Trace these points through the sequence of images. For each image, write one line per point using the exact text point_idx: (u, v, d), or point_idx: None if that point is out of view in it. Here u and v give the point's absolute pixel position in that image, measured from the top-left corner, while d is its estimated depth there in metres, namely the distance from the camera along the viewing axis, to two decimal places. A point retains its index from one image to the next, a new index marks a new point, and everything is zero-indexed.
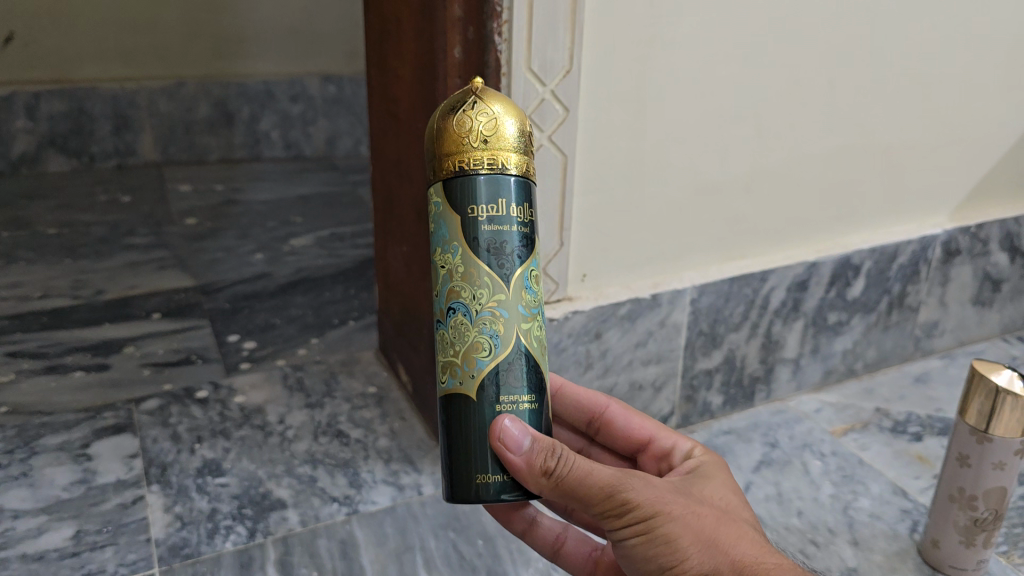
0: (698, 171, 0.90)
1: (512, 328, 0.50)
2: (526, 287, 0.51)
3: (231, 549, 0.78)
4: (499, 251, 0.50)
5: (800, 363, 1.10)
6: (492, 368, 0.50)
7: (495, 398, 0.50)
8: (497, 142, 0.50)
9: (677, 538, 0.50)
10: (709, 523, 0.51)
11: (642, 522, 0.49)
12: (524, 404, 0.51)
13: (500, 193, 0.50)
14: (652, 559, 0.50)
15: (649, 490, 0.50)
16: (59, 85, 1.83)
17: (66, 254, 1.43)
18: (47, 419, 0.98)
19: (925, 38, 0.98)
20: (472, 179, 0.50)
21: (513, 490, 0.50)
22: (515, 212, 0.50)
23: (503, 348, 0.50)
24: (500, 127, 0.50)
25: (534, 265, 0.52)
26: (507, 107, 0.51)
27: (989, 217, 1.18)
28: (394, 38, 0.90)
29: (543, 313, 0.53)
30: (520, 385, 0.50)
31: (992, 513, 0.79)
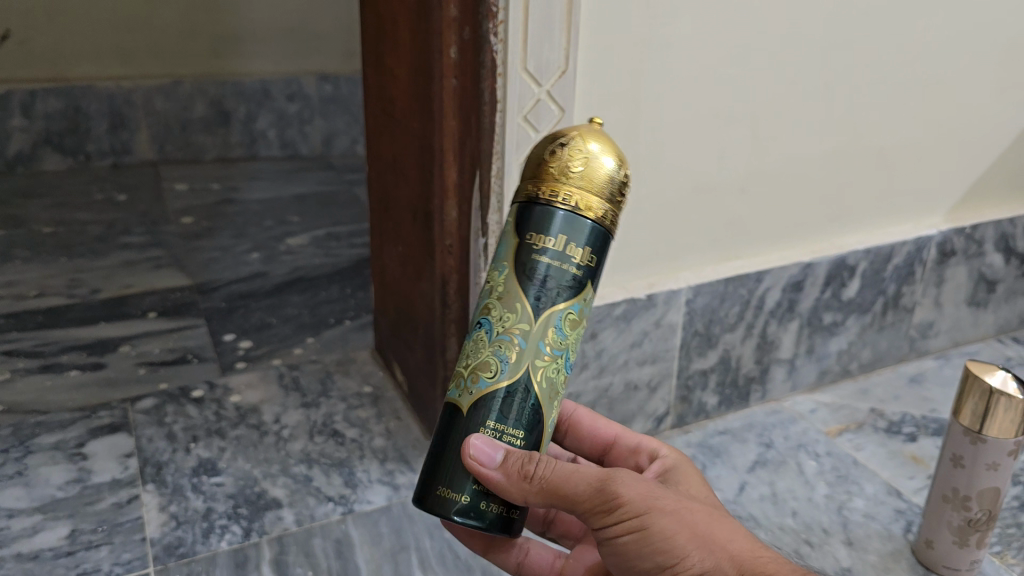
0: (693, 172, 0.90)
1: (526, 360, 0.50)
2: (556, 327, 0.50)
3: (226, 548, 0.78)
4: (544, 286, 0.49)
5: (796, 363, 1.10)
6: (489, 390, 0.50)
7: (479, 421, 0.50)
8: (586, 181, 0.49)
9: (673, 534, 0.50)
10: (700, 518, 0.51)
11: (633, 519, 0.50)
12: (510, 437, 0.50)
13: (574, 232, 0.49)
14: (649, 557, 0.50)
15: (637, 487, 0.51)
16: (56, 83, 1.82)
17: (61, 252, 1.43)
18: (42, 418, 0.98)
19: (921, 39, 0.98)
20: (552, 210, 0.49)
21: (474, 517, 0.50)
22: (578, 254, 0.49)
23: (507, 375, 0.50)
24: (593, 167, 0.49)
25: (578, 310, 0.50)
26: (612, 150, 0.50)
27: (984, 218, 1.18)
28: (390, 39, 0.90)
29: (570, 358, 0.51)
30: (511, 418, 0.50)
31: (985, 514, 0.79)
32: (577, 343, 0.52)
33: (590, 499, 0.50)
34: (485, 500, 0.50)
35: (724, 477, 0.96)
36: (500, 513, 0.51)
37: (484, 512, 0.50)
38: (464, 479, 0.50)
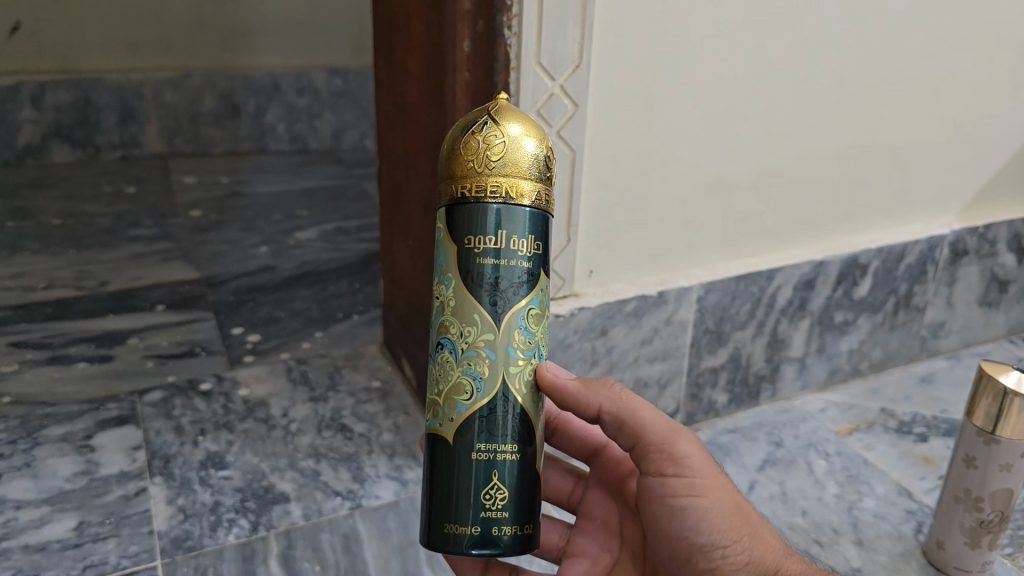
0: (706, 169, 0.89)
1: (498, 371, 0.51)
2: (520, 328, 0.51)
3: (233, 542, 0.78)
4: (495, 288, 0.50)
5: (806, 362, 1.10)
6: (470, 413, 0.51)
7: (471, 444, 0.50)
8: (515, 167, 0.50)
9: (730, 514, 0.56)
10: (744, 509, 0.57)
11: (700, 486, 0.55)
12: (503, 454, 0.51)
13: (511, 224, 0.49)
14: (703, 530, 0.55)
15: (706, 456, 0.57)
16: (65, 75, 1.82)
17: (70, 244, 1.43)
18: (50, 410, 0.98)
19: (936, 37, 0.97)
20: (483, 206, 0.49)
21: (487, 545, 0.50)
22: (518, 245, 0.50)
23: (485, 393, 0.51)
24: (510, 151, 0.50)
25: (534, 302, 0.51)
26: (526, 125, 0.51)
27: (997, 217, 1.17)
28: (402, 33, 0.90)
29: (541, 352, 0.53)
30: (499, 434, 0.51)
31: (998, 515, 0.79)
32: (544, 335, 0.53)
33: (663, 446, 0.56)
34: (496, 525, 0.50)
35: (734, 475, 0.95)
36: (516, 532, 0.51)
37: (499, 536, 0.50)
38: (470, 508, 0.50)
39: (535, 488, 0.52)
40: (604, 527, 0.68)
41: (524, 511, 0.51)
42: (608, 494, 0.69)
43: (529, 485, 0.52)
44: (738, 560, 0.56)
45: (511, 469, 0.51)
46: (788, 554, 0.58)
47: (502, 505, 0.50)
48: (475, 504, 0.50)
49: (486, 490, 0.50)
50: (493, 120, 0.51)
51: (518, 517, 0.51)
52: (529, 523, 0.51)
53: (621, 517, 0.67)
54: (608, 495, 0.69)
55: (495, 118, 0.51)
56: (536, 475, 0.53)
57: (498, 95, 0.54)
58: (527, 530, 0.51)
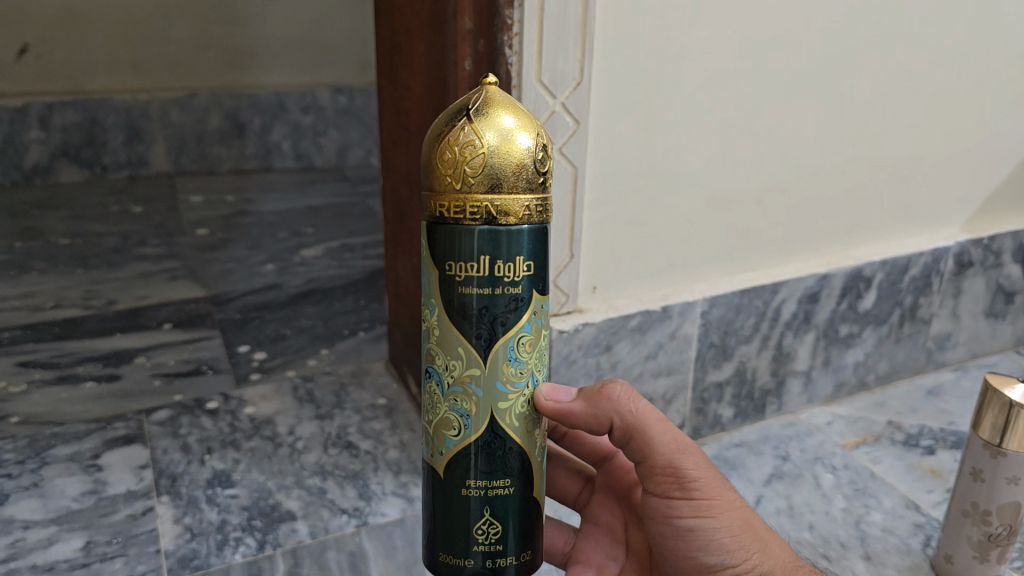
0: (708, 185, 0.90)
1: (486, 406, 0.51)
2: (508, 361, 0.51)
3: (239, 560, 0.78)
4: (481, 320, 0.50)
5: (812, 375, 1.10)
6: (459, 449, 0.52)
7: (461, 481, 0.52)
8: (494, 180, 0.48)
9: (739, 533, 0.56)
10: (754, 525, 0.57)
11: (709, 509, 0.56)
12: (493, 490, 0.52)
13: (499, 246, 0.48)
14: (712, 549, 0.56)
15: (714, 476, 0.56)
16: (72, 95, 1.84)
17: (78, 264, 1.44)
18: (59, 429, 0.98)
19: (935, 50, 0.97)
20: (466, 228, 0.48)
21: None
22: (501, 269, 0.49)
23: (473, 429, 0.51)
24: (487, 163, 0.48)
25: (526, 329, 0.51)
26: (513, 130, 0.49)
27: (1001, 229, 1.17)
28: (405, 51, 0.91)
29: (535, 380, 0.52)
30: (489, 472, 0.52)
31: (1006, 529, 0.78)
32: (539, 359, 0.52)
33: (671, 468, 0.55)
34: (491, 557, 0.52)
35: (741, 489, 0.95)
36: (511, 562, 0.53)
37: (493, 567, 0.52)
38: (464, 542, 0.52)
39: (531, 517, 0.53)
40: (610, 534, 0.68)
41: (518, 543, 0.53)
42: (613, 500, 0.68)
43: (525, 516, 0.53)
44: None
45: (504, 504, 0.52)
46: (798, 563, 0.58)
47: (496, 539, 0.52)
48: (470, 539, 0.52)
49: (479, 525, 0.52)
50: (473, 124, 0.49)
51: (514, 547, 0.52)
52: (525, 553, 0.53)
53: (627, 525, 0.67)
54: (614, 502, 0.68)
55: (474, 121, 0.49)
56: (533, 503, 0.54)
57: (487, 83, 0.51)
58: (522, 558, 0.53)
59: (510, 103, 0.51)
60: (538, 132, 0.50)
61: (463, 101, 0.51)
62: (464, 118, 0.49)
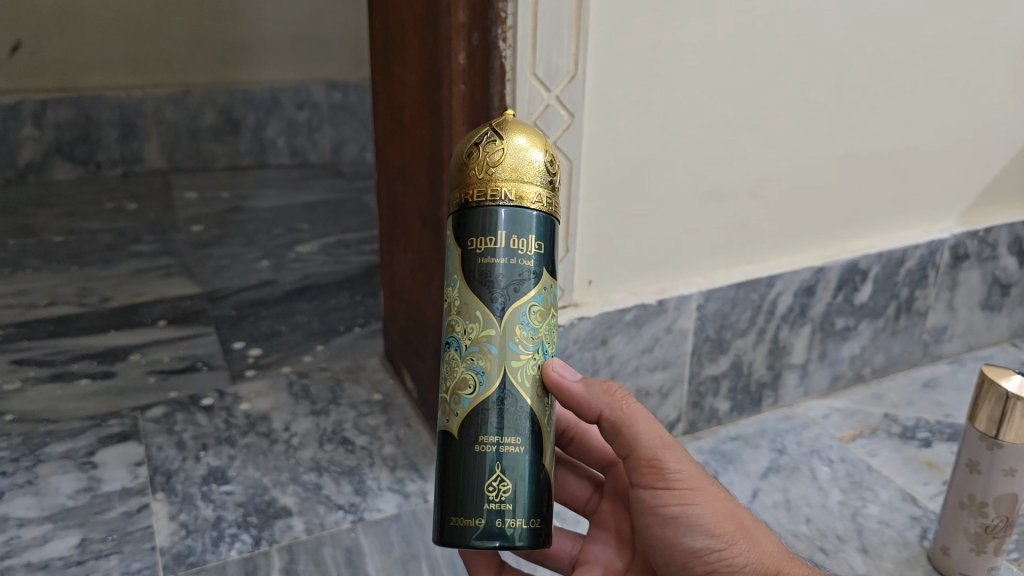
0: (704, 179, 0.89)
1: (499, 365, 0.51)
2: (522, 323, 0.51)
3: (235, 557, 0.78)
4: (496, 284, 0.50)
5: (808, 368, 1.10)
6: (474, 406, 0.51)
7: (475, 438, 0.51)
8: (506, 171, 0.50)
9: (724, 520, 0.56)
10: (741, 518, 0.57)
11: (692, 497, 0.55)
12: (507, 447, 0.51)
13: (517, 224, 0.50)
14: (698, 536, 0.55)
15: (697, 468, 0.56)
16: (65, 93, 1.83)
17: (72, 261, 1.44)
18: (53, 427, 0.98)
19: (931, 42, 0.97)
20: (481, 209, 0.50)
21: (492, 539, 0.50)
22: (514, 244, 0.50)
23: (488, 386, 0.51)
24: (500, 153, 0.50)
25: (538, 299, 0.51)
26: (527, 133, 0.52)
27: (996, 221, 1.17)
28: (399, 45, 0.90)
29: (546, 349, 0.52)
30: (503, 428, 0.51)
31: (1003, 520, 0.78)
32: (549, 331, 0.53)
33: (655, 459, 0.55)
34: (501, 518, 0.50)
35: (737, 483, 0.95)
36: (522, 526, 0.50)
37: (504, 529, 0.50)
38: (475, 500, 0.50)
39: (543, 483, 0.52)
40: (617, 536, 0.67)
41: (530, 506, 0.51)
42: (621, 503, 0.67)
43: (537, 479, 0.51)
44: (733, 563, 0.55)
45: (515, 462, 0.51)
46: (789, 557, 0.57)
47: (507, 497, 0.50)
48: (481, 497, 0.50)
49: (489, 483, 0.50)
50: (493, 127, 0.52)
51: (525, 511, 0.50)
52: (536, 518, 0.51)
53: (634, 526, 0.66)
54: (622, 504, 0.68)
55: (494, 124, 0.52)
56: (545, 471, 0.52)
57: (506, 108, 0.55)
58: (533, 525, 0.51)
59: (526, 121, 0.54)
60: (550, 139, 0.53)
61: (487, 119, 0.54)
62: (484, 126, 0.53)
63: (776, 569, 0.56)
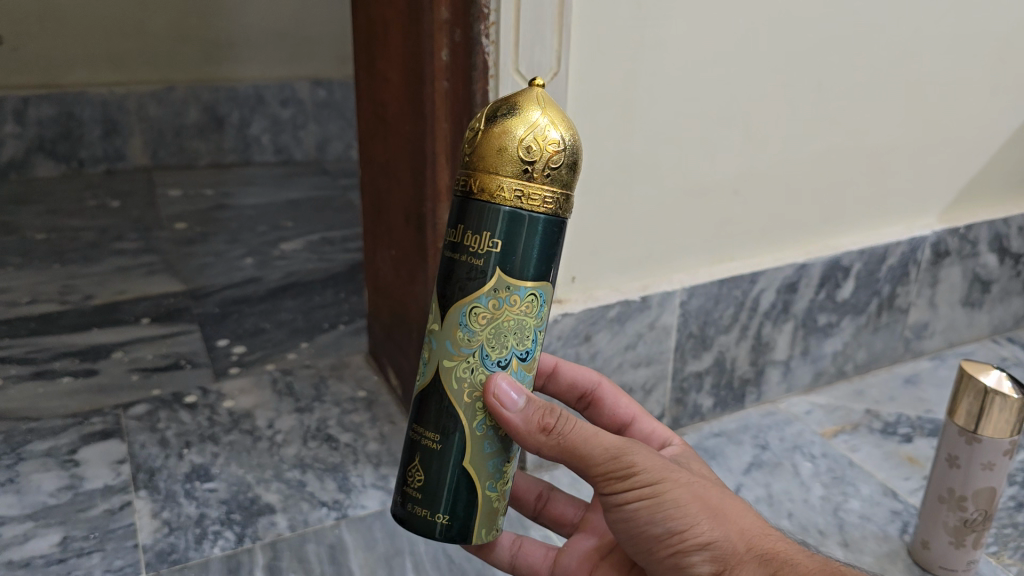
0: (686, 174, 0.90)
1: (435, 360, 0.53)
2: (460, 325, 0.51)
3: (218, 554, 0.78)
4: (448, 280, 0.52)
5: (791, 364, 1.10)
6: (416, 392, 0.55)
7: (411, 423, 0.55)
8: (480, 157, 0.50)
9: (684, 503, 0.54)
10: (708, 499, 0.55)
11: (648, 486, 0.53)
12: (425, 440, 0.53)
13: (501, 225, 0.49)
14: (659, 522, 0.53)
15: (651, 458, 0.54)
16: (48, 89, 1.82)
17: (54, 259, 1.43)
18: (34, 425, 0.97)
19: (912, 41, 0.98)
20: (459, 199, 0.51)
21: (405, 517, 0.54)
22: (471, 239, 0.50)
23: (425, 376, 0.54)
24: (482, 137, 0.50)
25: (482, 302, 0.50)
26: (522, 117, 0.50)
27: (977, 218, 1.18)
28: (382, 40, 0.90)
29: (484, 354, 0.52)
30: (427, 421, 0.53)
31: (981, 514, 0.79)
32: (496, 337, 0.51)
33: (605, 463, 0.53)
34: (412, 503, 0.54)
35: (719, 478, 0.95)
36: (426, 516, 0.53)
37: (415, 514, 0.54)
38: (400, 479, 0.55)
39: (461, 484, 0.53)
40: None
41: (436, 500, 0.53)
42: None
43: (451, 479, 0.53)
44: (699, 542, 0.53)
45: (432, 457, 0.53)
46: (764, 533, 0.55)
47: (417, 485, 0.54)
48: (403, 478, 0.55)
49: (411, 468, 0.54)
50: (499, 107, 0.52)
51: (432, 503, 0.53)
52: (438, 513, 0.53)
53: None
54: None
55: (501, 104, 0.52)
56: (463, 474, 0.53)
57: (537, 82, 0.53)
58: (441, 521, 0.53)
59: (547, 102, 0.52)
60: (572, 131, 0.52)
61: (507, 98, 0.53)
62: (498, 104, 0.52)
63: (745, 543, 0.53)
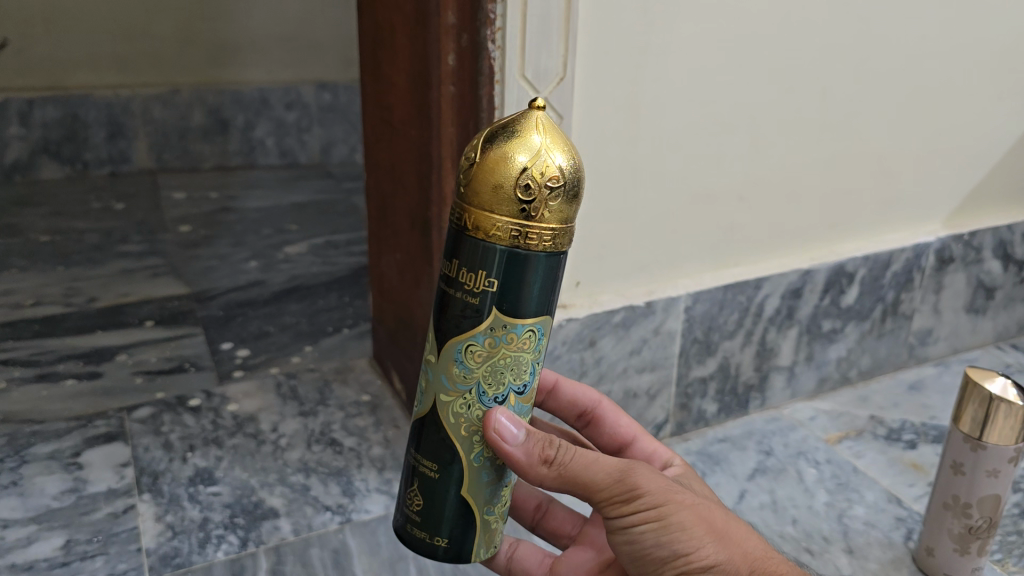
0: (691, 181, 0.90)
1: (432, 393, 0.53)
2: (455, 361, 0.51)
3: (222, 558, 0.78)
4: (444, 316, 0.51)
5: (795, 370, 1.10)
6: (414, 419, 0.55)
7: (410, 448, 0.55)
8: (477, 193, 0.48)
9: (690, 526, 0.54)
10: (714, 520, 0.55)
11: (653, 509, 0.53)
12: (423, 468, 0.54)
13: (496, 264, 0.48)
14: (665, 545, 0.53)
15: (655, 479, 0.54)
16: (53, 91, 1.82)
17: (58, 261, 1.43)
18: (38, 427, 0.97)
19: (918, 47, 0.98)
20: (453, 233, 0.50)
21: (406, 538, 0.55)
22: (466, 278, 0.49)
23: (423, 406, 0.54)
24: (478, 171, 0.48)
25: (477, 340, 0.50)
26: (518, 148, 0.48)
27: (982, 225, 1.18)
28: (388, 46, 0.90)
29: (481, 391, 0.51)
30: (425, 450, 0.54)
31: (986, 521, 0.79)
32: (492, 374, 0.51)
33: (608, 487, 0.53)
34: (413, 526, 0.55)
35: (724, 484, 0.95)
36: (425, 538, 0.54)
37: (416, 537, 0.55)
38: (401, 501, 0.56)
39: (458, 512, 0.54)
40: None
41: (435, 525, 0.54)
42: None
43: (450, 505, 0.53)
44: (704, 565, 0.54)
45: (430, 485, 0.53)
46: (767, 555, 0.56)
47: (416, 509, 0.54)
48: (403, 500, 0.55)
49: (410, 492, 0.55)
50: (494, 135, 0.49)
51: (430, 527, 0.54)
52: (438, 536, 0.54)
53: None
54: None
55: (496, 133, 0.49)
56: (462, 501, 0.53)
57: (534, 102, 0.50)
58: (441, 543, 0.54)
59: (544, 128, 0.49)
60: (572, 157, 0.49)
61: (504, 119, 0.50)
62: (493, 129, 0.49)
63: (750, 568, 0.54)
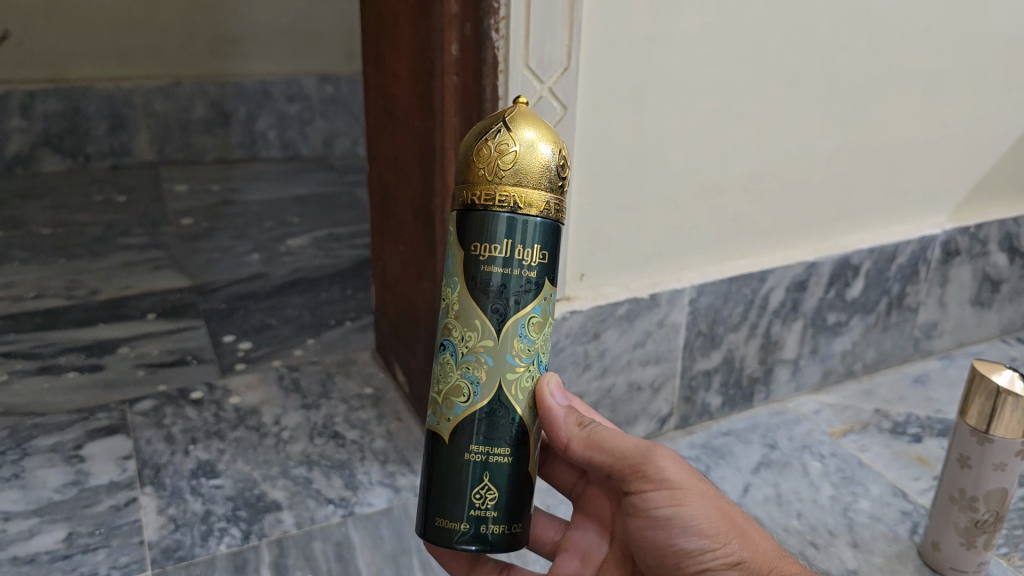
0: (699, 172, 0.89)
1: (495, 377, 0.51)
2: (520, 336, 0.51)
3: (224, 551, 0.77)
4: (502, 297, 0.50)
5: (800, 363, 1.10)
6: (466, 414, 0.51)
7: (465, 447, 0.51)
8: (524, 176, 0.49)
9: (715, 518, 0.55)
10: (736, 518, 0.56)
11: (681, 492, 0.54)
12: (494, 457, 0.51)
13: (547, 238, 0.50)
14: (689, 534, 0.55)
15: (684, 466, 0.56)
16: (55, 84, 1.81)
17: (60, 253, 1.43)
18: (39, 420, 0.97)
19: (925, 37, 0.97)
20: (493, 215, 0.49)
21: (476, 542, 0.51)
22: (520, 253, 0.49)
23: (482, 396, 0.51)
24: (517, 158, 0.49)
25: (537, 311, 0.51)
26: (540, 133, 0.50)
27: (989, 217, 1.18)
28: (391, 35, 0.90)
29: (540, 360, 0.53)
30: (492, 438, 0.51)
31: (993, 515, 0.78)
32: (544, 342, 0.53)
33: (639, 462, 0.55)
34: (489, 524, 0.51)
35: (728, 478, 0.94)
36: (503, 530, 0.51)
37: (482, 534, 0.51)
38: (462, 504, 0.51)
39: (525, 491, 0.53)
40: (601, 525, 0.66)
41: (512, 511, 0.52)
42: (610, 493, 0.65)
43: (523, 485, 0.53)
44: (728, 560, 0.54)
45: (501, 472, 0.51)
46: (783, 556, 0.56)
47: (490, 503, 0.51)
48: (467, 501, 0.51)
49: (475, 490, 0.51)
50: (507, 127, 0.50)
51: (505, 515, 0.52)
52: (518, 522, 0.52)
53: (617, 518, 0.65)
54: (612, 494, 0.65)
55: (508, 126, 0.50)
56: (529, 477, 0.53)
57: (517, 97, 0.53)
58: (517, 529, 0.52)
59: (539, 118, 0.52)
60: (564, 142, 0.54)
61: (495, 114, 0.52)
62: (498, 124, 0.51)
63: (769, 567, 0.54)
